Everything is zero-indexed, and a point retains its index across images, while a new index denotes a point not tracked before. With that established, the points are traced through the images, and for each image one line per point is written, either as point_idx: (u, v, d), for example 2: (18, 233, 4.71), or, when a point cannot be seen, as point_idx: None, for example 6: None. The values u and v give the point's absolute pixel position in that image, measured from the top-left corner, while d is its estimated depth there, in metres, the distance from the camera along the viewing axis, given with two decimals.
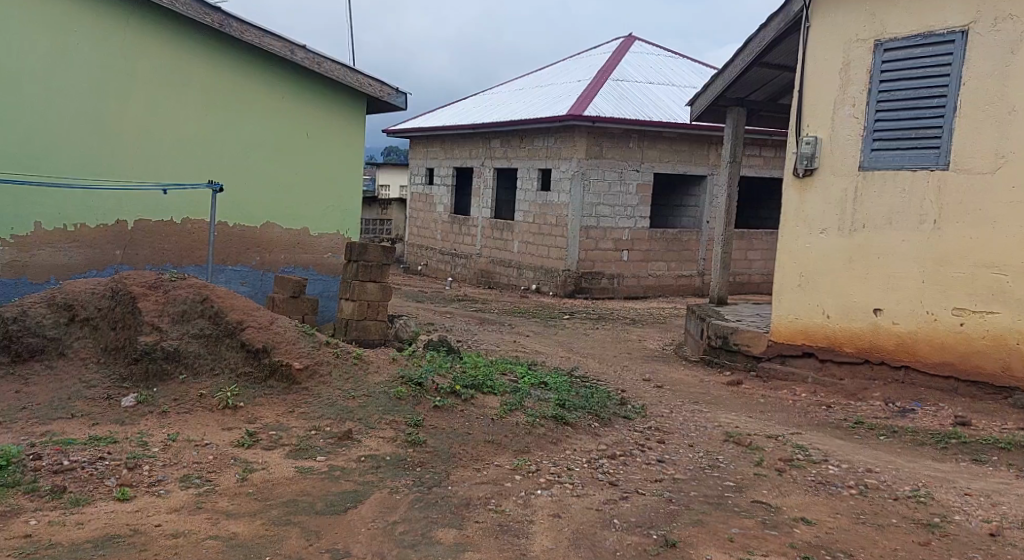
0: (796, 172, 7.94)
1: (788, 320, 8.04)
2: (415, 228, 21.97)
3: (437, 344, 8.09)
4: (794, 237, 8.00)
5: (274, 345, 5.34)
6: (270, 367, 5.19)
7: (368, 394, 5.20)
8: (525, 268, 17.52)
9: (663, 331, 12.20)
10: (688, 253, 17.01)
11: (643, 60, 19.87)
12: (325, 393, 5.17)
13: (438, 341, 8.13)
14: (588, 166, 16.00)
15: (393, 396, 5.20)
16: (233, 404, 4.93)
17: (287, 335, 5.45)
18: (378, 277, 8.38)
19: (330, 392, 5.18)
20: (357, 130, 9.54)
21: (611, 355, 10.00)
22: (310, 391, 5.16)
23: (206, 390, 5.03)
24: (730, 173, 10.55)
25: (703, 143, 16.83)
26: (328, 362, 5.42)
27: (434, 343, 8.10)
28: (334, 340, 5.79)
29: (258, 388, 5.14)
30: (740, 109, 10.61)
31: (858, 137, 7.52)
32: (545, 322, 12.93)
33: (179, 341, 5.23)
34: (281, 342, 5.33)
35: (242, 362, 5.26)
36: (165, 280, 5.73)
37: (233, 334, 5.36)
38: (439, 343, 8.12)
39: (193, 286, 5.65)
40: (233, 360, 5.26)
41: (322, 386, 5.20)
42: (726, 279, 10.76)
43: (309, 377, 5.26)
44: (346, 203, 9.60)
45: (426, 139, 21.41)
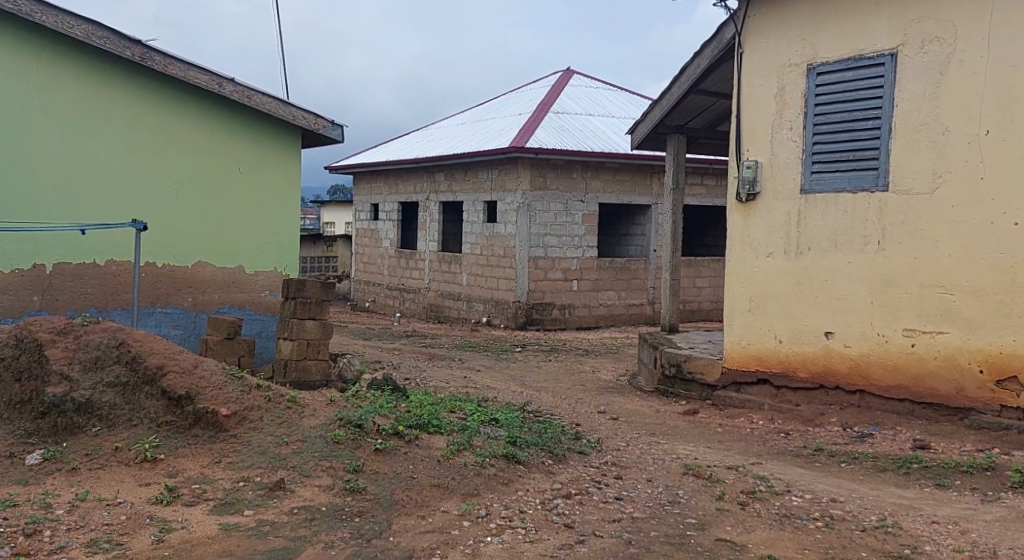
0: (740, 197, 7.86)
1: (740, 346, 7.90)
2: (362, 264, 21.56)
3: (382, 383, 7.67)
4: (742, 262, 7.88)
5: (199, 392, 4.98)
6: (194, 415, 4.86)
7: (302, 439, 4.86)
8: (474, 301, 17.23)
9: (616, 361, 12.00)
10: (637, 281, 16.92)
11: (583, 92, 19.95)
12: (255, 440, 4.81)
13: (383, 380, 7.71)
14: (533, 198, 15.86)
15: (329, 440, 4.85)
16: (151, 457, 4.56)
17: (213, 380, 5.13)
18: (318, 315, 7.94)
19: (261, 439, 4.83)
20: (294, 164, 9.11)
21: (563, 388, 9.74)
22: (238, 438, 4.82)
23: (121, 443, 4.67)
24: (674, 200, 10.45)
25: (646, 173, 16.88)
26: (260, 407, 5.09)
27: (378, 382, 7.68)
28: (264, 384, 5.45)
29: (180, 438, 4.78)
30: (680, 136, 10.52)
31: (800, 160, 7.44)
32: (496, 356, 12.64)
33: (91, 391, 4.89)
34: (206, 388, 4.97)
35: (163, 412, 4.92)
36: (76, 325, 5.38)
37: (153, 382, 5.01)
38: (384, 382, 7.70)
39: (108, 330, 5.30)
40: (153, 410, 4.90)
41: (251, 433, 4.84)
42: (676, 307, 10.62)
43: (237, 424, 4.91)
44: (286, 239, 9.13)
45: (370, 174, 21.12)
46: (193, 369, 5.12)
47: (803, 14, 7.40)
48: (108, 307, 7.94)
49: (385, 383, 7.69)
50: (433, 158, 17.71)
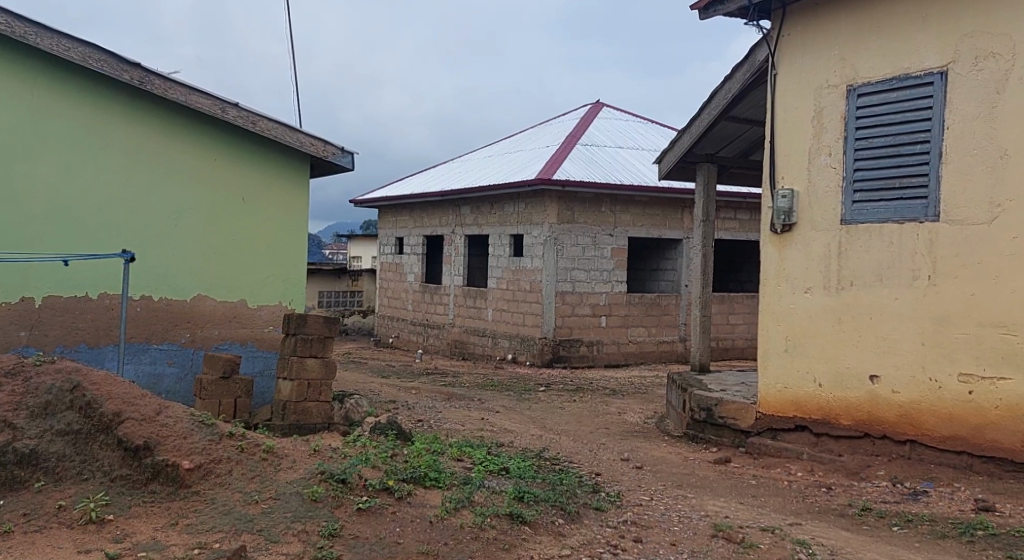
0: (774, 227, 7.28)
1: (777, 389, 7.26)
2: (387, 298, 21.16)
3: (386, 426, 7.23)
4: (777, 297, 7.28)
5: (158, 443, 4.64)
6: (152, 469, 4.49)
7: (275, 497, 4.40)
8: (499, 337, 16.69)
9: (644, 402, 11.35)
10: (668, 318, 16.26)
11: (611, 123, 19.51)
12: (219, 498, 4.40)
13: (388, 425, 7.26)
14: (560, 231, 15.36)
15: (306, 499, 4.38)
16: (99, 518, 4.10)
17: (178, 429, 4.83)
18: (319, 352, 7.63)
19: (227, 496, 4.40)
20: (299, 193, 8.98)
21: (586, 431, 9.12)
22: (201, 496, 4.42)
23: (67, 501, 4.24)
24: (704, 233, 9.88)
25: (677, 206, 16.31)
26: (229, 459, 4.74)
27: (382, 426, 7.23)
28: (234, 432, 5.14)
29: (136, 495, 4.38)
30: (711, 165, 9.96)
31: (840, 188, 6.85)
32: (518, 396, 12.04)
33: (37, 442, 4.54)
34: (166, 439, 4.66)
35: (118, 465, 4.57)
36: (28, 365, 5.23)
37: (108, 431, 4.70)
38: (389, 425, 7.26)
39: (61, 373, 5.09)
40: (107, 462, 4.55)
41: (217, 491, 4.45)
42: (707, 345, 9.98)
43: (201, 478, 4.55)
44: (290, 271, 8.96)
45: (395, 208, 20.81)
46: (156, 421, 4.86)
47: (842, 30, 6.85)
48: (100, 344, 7.72)
49: (391, 427, 7.23)
50: (458, 191, 17.31)
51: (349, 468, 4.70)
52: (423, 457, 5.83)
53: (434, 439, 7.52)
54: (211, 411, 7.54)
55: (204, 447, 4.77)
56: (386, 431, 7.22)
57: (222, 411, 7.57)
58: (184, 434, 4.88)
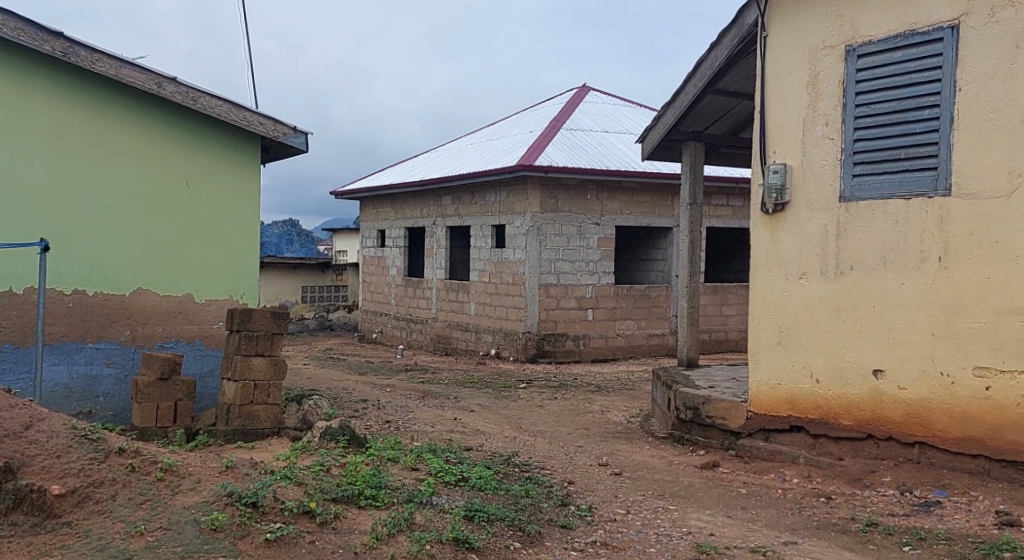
0: (767, 208, 6.59)
1: (769, 386, 6.59)
2: (368, 292, 20.44)
3: (337, 431, 6.39)
4: (769, 284, 6.60)
5: (24, 465, 4.22)
6: (14, 497, 3.97)
7: (164, 527, 3.95)
8: (482, 332, 15.97)
9: (630, 399, 10.65)
10: (658, 310, 15.56)
11: (598, 109, 18.79)
12: (95, 531, 3.94)
13: (339, 428, 6.40)
14: (544, 220, 14.64)
15: (203, 528, 3.90)
16: None
17: (53, 447, 4.42)
18: (267, 350, 6.85)
19: (107, 530, 3.94)
20: (250, 176, 8.26)
21: (565, 432, 8.42)
22: (74, 529, 3.96)
23: None
24: (691, 216, 9.21)
25: (665, 193, 15.61)
26: (115, 482, 4.36)
27: (332, 431, 6.37)
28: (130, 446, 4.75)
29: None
30: (697, 143, 9.25)
31: (839, 161, 6.16)
32: (497, 394, 11.32)
33: None
34: (35, 462, 4.25)
35: None
36: None
37: None
38: (341, 429, 6.40)
39: None
40: None
41: (93, 523, 4.00)
42: (696, 338, 9.29)
43: (73, 506, 4.12)
44: (242, 262, 8.24)
45: (376, 199, 20.08)
46: (26, 438, 4.42)
47: None
48: (26, 343, 7.08)
49: (344, 432, 6.38)
50: (437, 180, 16.59)
51: (260, 490, 4.24)
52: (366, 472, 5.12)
53: (393, 445, 6.72)
54: (147, 417, 6.78)
55: (81, 465, 4.36)
56: (337, 437, 6.37)
57: (161, 417, 6.78)
58: (61, 453, 4.40)
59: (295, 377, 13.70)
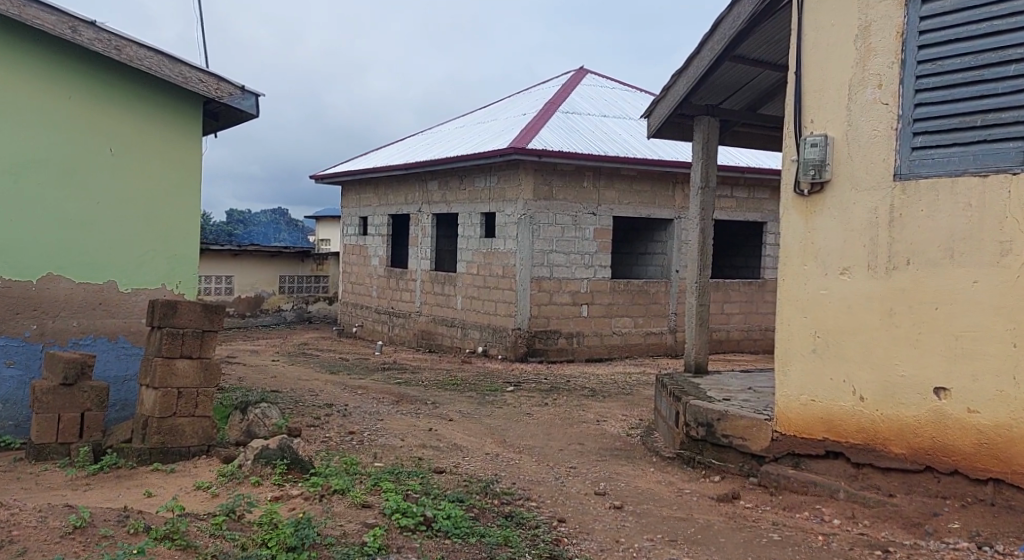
0: (802, 189, 5.51)
1: (800, 403, 5.52)
2: (350, 283, 19.28)
3: (273, 453, 5.27)
4: (803, 282, 5.53)
5: None
6: None
7: None
8: (469, 328, 14.82)
9: (629, 407, 9.52)
10: (657, 307, 14.43)
11: (596, 92, 17.63)
12: None
13: (276, 449, 5.28)
14: (537, 209, 13.48)
15: None
16: None
17: None
18: (195, 351, 5.76)
19: None
20: (191, 145, 7.13)
21: (555, 449, 7.27)
22: None
23: None
24: (703, 201, 8.11)
25: (667, 182, 14.47)
26: None
27: (266, 453, 5.26)
28: None
29: None
30: (711, 119, 8.11)
31: (896, 132, 5.07)
32: (481, 398, 10.17)
33: None
34: None
35: None
36: None
37: None
38: (279, 450, 5.29)
39: None
40: None
41: None
42: (705, 340, 8.15)
43: None
44: (180, 245, 7.08)
45: (359, 185, 18.90)
46: None
47: None
48: None
49: (283, 455, 5.26)
50: (423, 164, 15.43)
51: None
52: (288, 519, 4.18)
53: (345, 472, 5.61)
54: (46, 430, 5.82)
55: None
56: (273, 461, 5.26)
57: (63, 430, 5.85)
58: None
59: (263, 378, 12.59)
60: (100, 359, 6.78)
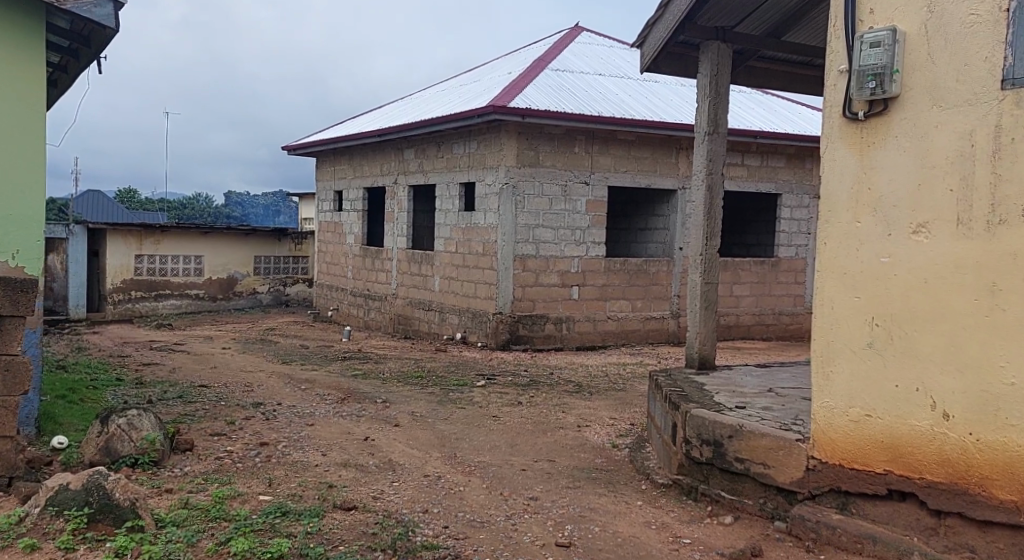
0: (855, 110, 3.83)
1: (848, 421, 3.85)
2: (324, 264, 17.59)
3: (71, 498, 3.95)
4: (854, 247, 3.84)
5: None
6: None
7: None
8: (446, 312, 13.12)
9: (623, 408, 7.78)
10: (657, 288, 12.70)
11: (592, 50, 15.80)
12: None
13: (77, 492, 3.95)
14: (521, 176, 11.73)
15: None
16: None
17: None
18: None
19: None
20: (25, 70, 5.94)
21: (516, 470, 5.57)
22: None
23: None
24: (711, 150, 6.39)
25: (670, 148, 12.65)
26: None
27: (61, 498, 3.95)
28: None
29: None
30: (720, 43, 6.39)
31: (1007, 15, 3.38)
32: (445, 396, 8.45)
33: None
34: None
35: None
36: None
37: None
38: (81, 494, 3.95)
39: None
40: None
41: None
42: (712, 327, 6.44)
43: None
44: (17, 200, 5.91)
45: (333, 155, 17.15)
46: None
47: None
48: None
49: (84, 501, 3.92)
50: (396, 130, 13.63)
51: None
52: None
53: (189, 523, 4.23)
54: None
55: None
56: (68, 511, 3.93)
57: None
58: None
59: (204, 371, 10.95)
60: None
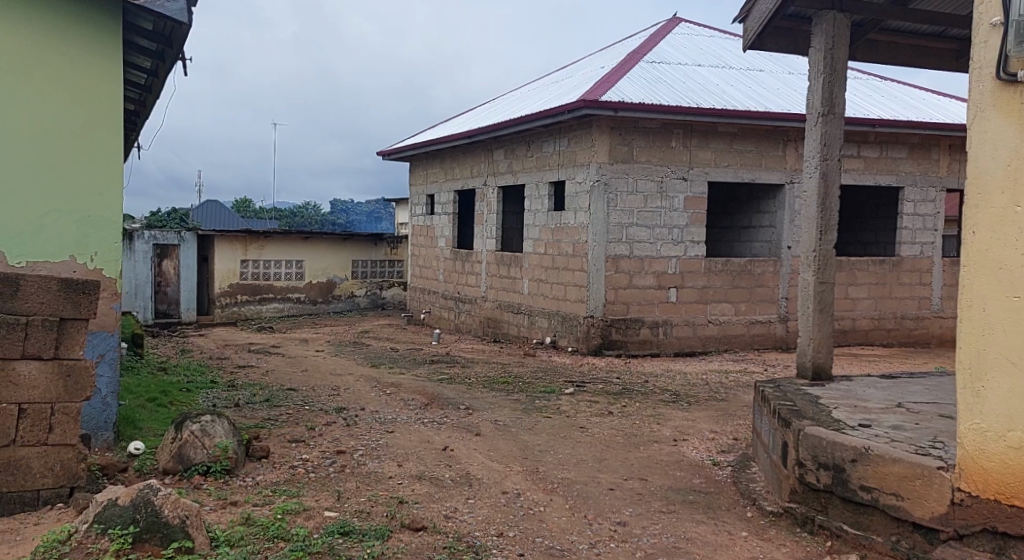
0: (1013, 71, 3.15)
1: (1006, 447, 3.16)
2: (416, 267, 17.42)
3: (117, 515, 3.68)
4: (1013, 237, 3.15)
5: None
6: None
7: None
8: (535, 315, 12.65)
9: (726, 420, 7.11)
10: (763, 290, 11.86)
11: (691, 41, 15.06)
12: None
13: (124, 509, 3.68)
14: (614, 174, 11.16)
15: None
16: None
17: None
18: (44, 351, 4.48)
19: None
20: (103, 58, 5.53)
21: (603, 489, 5.03)
22: None
23: None
24: (825, 133, 5.73)
25: (776, 140, 11.81)
26: None
27: (106, 515, 3.68)
28: None
29: None
30: (839, 13, 5.69)
31: None
32: (531, 404, 7.96)
33: None
34: None
35: None
36: None
37: None
38: (128, 511, 3.68)
39: None
40: None
41: None
42: (829, 332, 5.74)
43: None
44: (97, 199, 5.55)
45: (425, 157, 16.94)
46: None
47: None
48: None
49: (131, 519, 3.65)
50: (485, 129, 13.26)
51: None
52: None
53: (246, 544, 3.88)
54: None
55: None
56: (113, 528, 3.65)
57: None
58: None
59: (292, 374, 10.82)
60: None
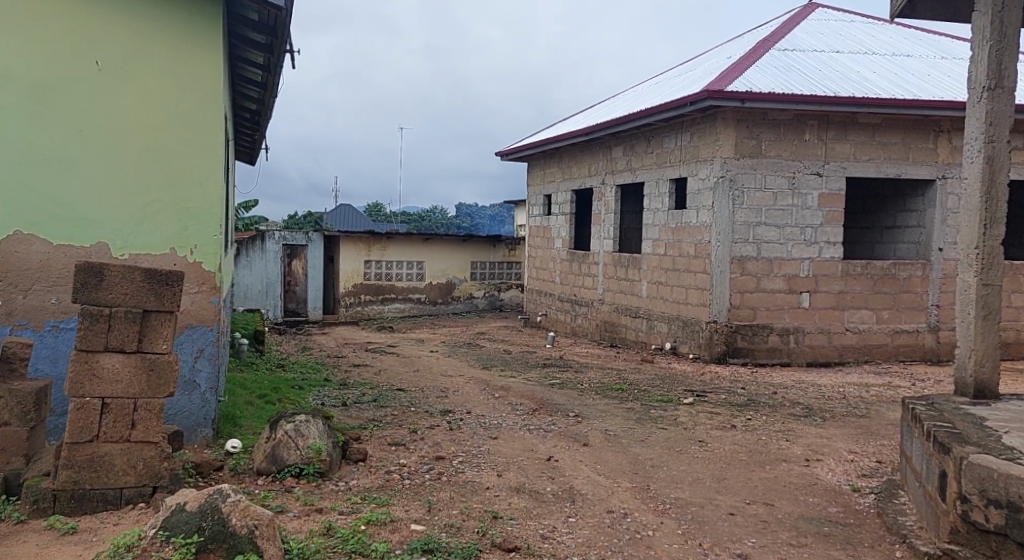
0: None
1: None
2: (534, 269, 17.08)
3: (184, 522, 3.46)
4: None
5: None
6: None
7: None
8: (655, 320, 12.05)
9: (869, 439, 6.34)
10: (909, 296, 10.81)
11: (829, 28, 14.05)
12: None
13: (191, 515, 3.47)
14: (740, 169, 10.44)
15: None
16: None
17: None
18: (128, 345, 4.38)
19: None
20: (204, 47, 5.39)
21: (721, 514, 4.48)
22: None
23: None
24: (993, 110, 4.98)
25: (926, 131, 10.74)
26: None
27: (173, 521, 3.46)
28: None
29: None
30: None
31: None
32: (645, 413, 7.41)
33: None
34: None
35: None
36: None
37: None
38: (195, 517, 3.46)
39: None
40: None
41: None
42: (994, 342, 4.95)
43: None
44: (195, 191, 5.43)
45: (543, 157, 16.58)
46: None
47: None
48: None
49: (197, 526, 3.43)
50: (603, 126, 12.76)
51: None
52: None
53: None
54: None
55: None
56: (179, 536, 3.44)
57: None
58: None
59: (404, 375, 10.69)
60: (57, 354, 5.21)
